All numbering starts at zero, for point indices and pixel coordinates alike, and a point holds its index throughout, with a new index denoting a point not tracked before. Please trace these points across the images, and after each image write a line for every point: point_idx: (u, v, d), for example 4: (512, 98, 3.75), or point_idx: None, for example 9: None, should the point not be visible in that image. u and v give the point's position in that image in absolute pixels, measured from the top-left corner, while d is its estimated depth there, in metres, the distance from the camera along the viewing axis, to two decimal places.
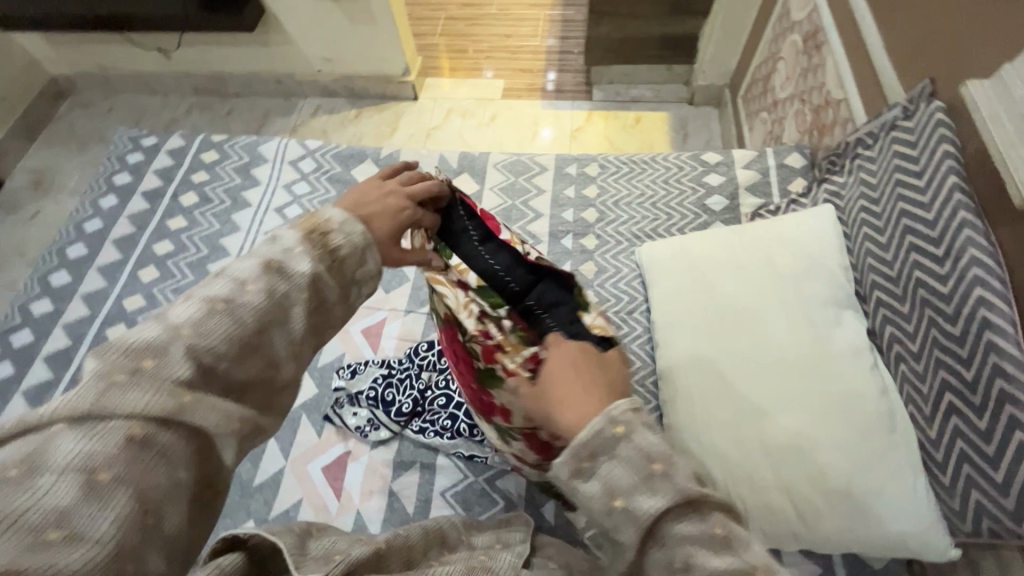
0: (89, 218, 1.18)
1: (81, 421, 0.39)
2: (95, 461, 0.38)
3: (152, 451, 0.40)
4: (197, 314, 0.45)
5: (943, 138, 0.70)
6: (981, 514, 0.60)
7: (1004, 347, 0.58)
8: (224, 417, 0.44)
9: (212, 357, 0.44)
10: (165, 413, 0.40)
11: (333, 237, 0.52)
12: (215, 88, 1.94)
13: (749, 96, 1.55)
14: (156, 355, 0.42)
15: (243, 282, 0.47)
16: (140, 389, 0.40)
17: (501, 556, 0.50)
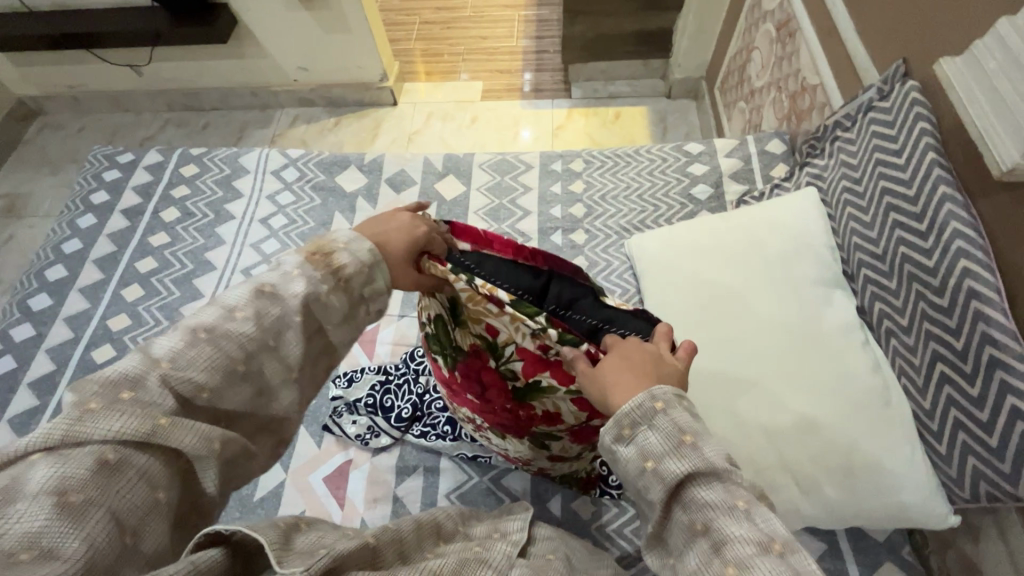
0: (67, 238, 1.15)
1: (55, 448, 0.38)
2: (69, 484, 0.37)
3: (128, 474, 0.39)
4: (179, 347, 0.44)
5: (920, 116, 0.71)
6: (979, 479, 0.61)
7: (991, 315, 0.59)
8: (209, 442, 0.42)
9: (190, 388, 0.43)
10: (139, 434, 0.40)
11: (336, 258, 0.51)
12: (189, 103, 1.91)
13: (726, 87, 1.58)
14: (134, 387, 0.42)
15: (230, 310, 0.47)
16: (113, 414, 0.40)
17: (495, 547, 0.49)
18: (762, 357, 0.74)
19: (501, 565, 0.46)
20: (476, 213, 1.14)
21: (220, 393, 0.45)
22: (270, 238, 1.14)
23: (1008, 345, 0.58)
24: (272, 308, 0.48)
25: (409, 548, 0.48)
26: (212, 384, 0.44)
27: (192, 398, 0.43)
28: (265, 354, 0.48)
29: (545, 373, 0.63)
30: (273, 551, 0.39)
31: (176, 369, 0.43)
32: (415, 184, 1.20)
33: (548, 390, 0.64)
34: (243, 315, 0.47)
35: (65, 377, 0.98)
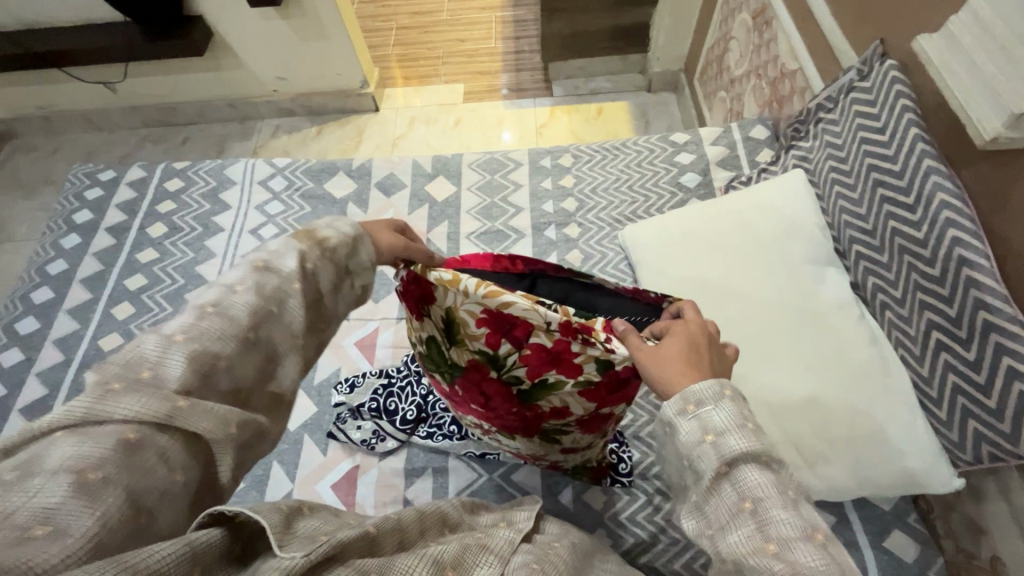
0: (52, 260, 1.13)
1: (79, 423, 0.36)
2: (89, 459, 0.35)
3: (149, 454, 0.37)
4: (190, 320, 0.44)
5: (900, 94, 0.73)
6: (980, 441, 0.63)
7: (983, 281, 0.61)
8: (226, 424, 0.41)
9: (210, 358, 0.42)
10: (160, 415, 0.38)
11: (321, 233, 0.53)
12: (167, 119, 1.89)
13: (705, 78, 1.60)
14: (154, 366, 0.40)
15: (232, 287, 0.47)
16: (136, 393, 0.38)
17: (501, 534, 0.50)
18: (759, 336, 0.76)
19: (502, 551, 0.46)
20: (469, 212, 1.14)
21: (236, 361, 0.44)
22: None
23: (1001, 309, 0.59)
24: (269, 279, 0.48)
25: (411, 537, 0.47)
26: (228, 353, 0.43)
27: (210, 369, 0.42)
28: (271, 320, 0.47)
29: (551, 373, 0.62)
30: (274, 534, 0.38)
31: (195, 339, 0.42)
32: (405, 187, 1.19)
33: (554, 388, 0.64)
34: (244, 286, 0.47)
35: (59, 400, 0.96)
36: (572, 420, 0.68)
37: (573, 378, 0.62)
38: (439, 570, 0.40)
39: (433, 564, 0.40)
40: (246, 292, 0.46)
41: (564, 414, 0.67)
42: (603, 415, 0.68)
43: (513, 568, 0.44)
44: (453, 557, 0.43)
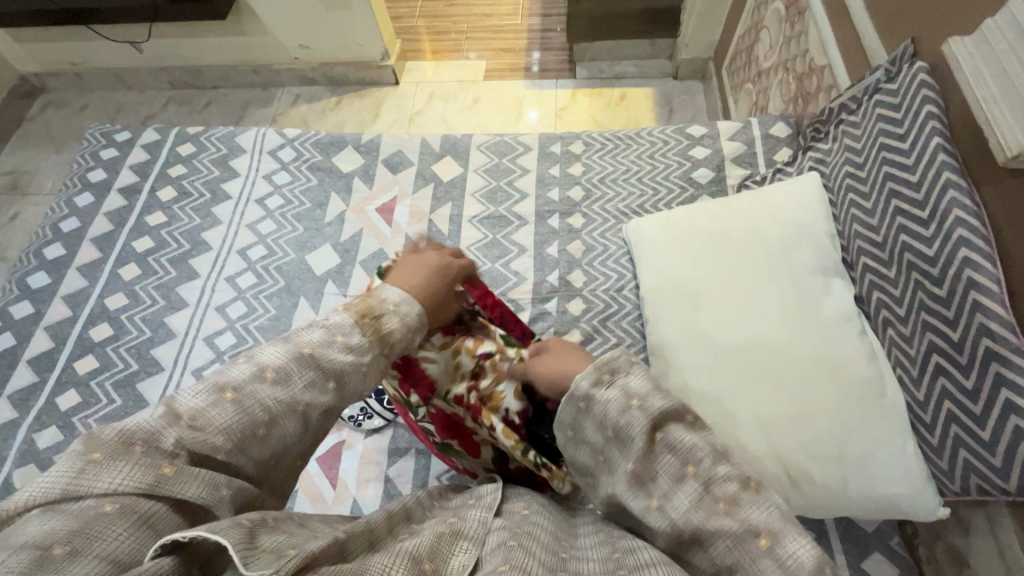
0: (65, 217, 1.15)
1: (58, 504, 0.41)
2: (58, 535, 0.38)
3: (130, 520, 0.41)
4: (203, 405, 0.48)
5: (926, 99, 0.69)
6: (969, 472, 0.60)
7: (991, 307, 0.58)
8: (217, 488, 0.45)
9: (207, 450, 0.46)
10: (142, 484, 0.42)
11: (385, 321, 0.58)
12: (192, 81, 1.90)
13: (734, 68, 1.53)
14: (146, 440, 0.45)
15: (262, 369, 0.51)
16: (118, 465, 0.43)
17: (471, 514, 0.51)
18: (756, 347, 0.73)
19: (477, 534, 0.47)
20: (473, 196, 1.13)
21: (234, 455, 0.48)
22: (267, 219, 1.13)
23: (1006, 338, 0.56)
24: (307, 368, 0.52)
25: (378, 536, 0.47)
26: (225, 447, 0.47)
27: (204, 458, 0.46)
28: (291, 418, 0.50)
29: (454, 440, 0.75)
30: (239, 553, 0.38)
31: (196, 428, 0.47)
32: (412, 165, 1.18)
33: (457, 452, 0.76)
34: (274, 376, 0.51)
35: (65, 355, 0.99)
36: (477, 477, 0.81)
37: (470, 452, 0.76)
38: (415, 567, 0.40)
39: (409, 561, 0.40)
40: (273, 383, 0.50)
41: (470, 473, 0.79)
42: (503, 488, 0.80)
43: (488, 551, 0.45)
44: (428, 548, 0.43)
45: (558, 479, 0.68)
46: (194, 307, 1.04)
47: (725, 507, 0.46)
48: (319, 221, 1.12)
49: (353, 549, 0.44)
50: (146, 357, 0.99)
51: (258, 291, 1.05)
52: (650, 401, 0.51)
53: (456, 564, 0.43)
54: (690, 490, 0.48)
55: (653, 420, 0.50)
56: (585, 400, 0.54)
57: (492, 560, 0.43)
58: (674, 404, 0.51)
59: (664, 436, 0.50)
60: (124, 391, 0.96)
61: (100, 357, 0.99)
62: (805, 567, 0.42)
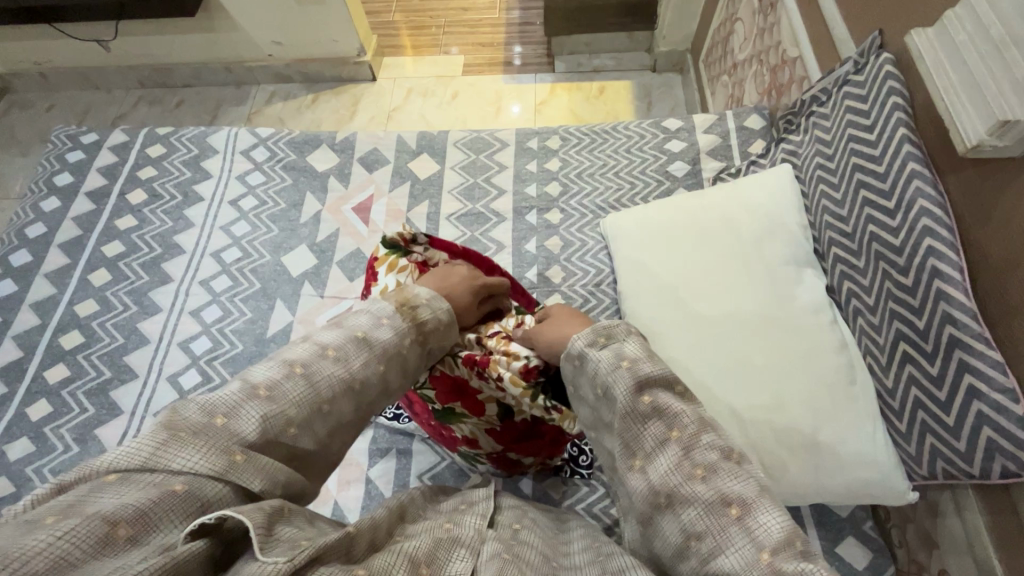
0: (31, 222, 1.12)
1: (130, 475, 0.37)
2: (128, 511, 0.34)
3: (195, 507, 0.37)
4: (277, 376, 0.47)
5: (892, 91, 0.70)
6: (936, 456, 0.62)
7: (953, 295, 0.59)
8: (272, 482, 0.42)
9: (284, 420, 0.45)
10: (215, 469, 0.39)
11: (420, 312, 0.58)
12: (162, 80, 1.86)
13: (710, 60, 1.54)
14: (227, 414, 0.43)
15: (324, 349, 0.51)
16: (197, 443, 0.39)
17: (467, 522, 0.45)
18: (731, 339, 0.74)
19: (473, 542, 0.42)
20: (450, 193, 1.12)
21: (305, 430, 0.46)
22: (240, 220, 1.11)
23: (968, 325, 0.58)
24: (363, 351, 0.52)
25: (381, 536, 0.42)
26: (298, 419, 0.46)
27: (282, 434, 0.44)
28: (348, 395, 0.50)
29: (456, 403, 0.70)
30: (257, 533, 0.35)
31: (275, 400, 0.45)
32: (388, 163, 1.17)
33: (460, 416, 0.71)
34: (337, 355, 0.51)
35: (35, 364, 0.97)
36: (481, 452, 0.78)
37: (475, 414, 0.70)
38: (414, 571, 0.37)
39: (409, 565, 0.37)
40: (336, 360, 0.50)
41: (472, 445, 0.76)
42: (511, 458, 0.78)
43: (485, 561, 0.40)
44: (427, 552, 0.39)
45: (568, 420, 0.66)
46: (168, 312, 1.02)
47: (702, 473, 0.45)
48: (294, 221, 1.11)
49: (359, 550, 0.39)
50: (118, 364, 0.97)
51: (233, 293, 1.03)
52: (639, 364, 0.51)
53: (452, 570, 0.39)
54: (669, 454, 0.47)
55: (640, 382, 0.50)
56: (579, 357, 0.55)
57: (489, 568, 0.39)
58: (664, 370, 0.51)
59: (652, 400, 0.49)
60: (98, 399, 0.94)
61: (71, 365, 0.97)
62: (774, 538, 0.41)
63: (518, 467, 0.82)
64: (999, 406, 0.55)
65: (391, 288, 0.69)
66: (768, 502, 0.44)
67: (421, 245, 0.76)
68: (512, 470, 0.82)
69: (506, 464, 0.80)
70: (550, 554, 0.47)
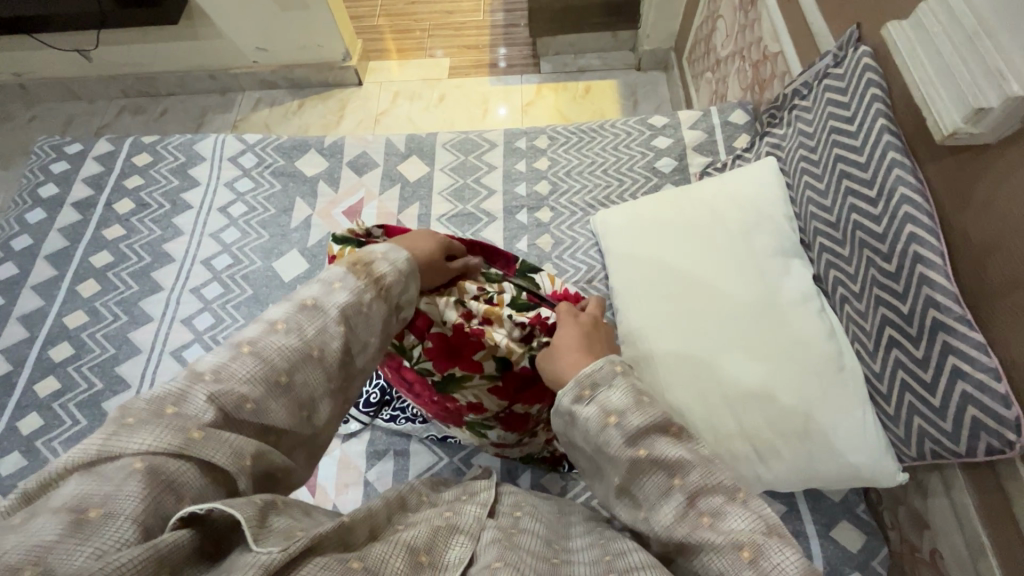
0: (16, 234, 1.11)
1: (91, 468, 0.38)
2: (92, 498, 0.35)
3: (161, 483, 0.38)
4: (223, 360, 0.46)
5: (871, 82, 0.72)
6: (923, 437, 0.63)
7: (935, 278, 0.60)
8: (240, 457, 0.41)
9: (236, 400, 0.44)
10: (172, 447, 0.39)
11: (378, 267, 0.57)
12: (146, 89, 1.84)
13: (694, 58, 1.56)
14: (177, 402, 0.42)
15: (274, 324, 0.50)
16: (149, 428, 0.40)
17: (466, 510, 0.45)
18: (723, 330, 0.75)
19: (473, 529, 0.43)
20: (440, 194, 1.12)
21: (265, 404, 0.45)
22: (229, 227, 1.11)
23: (950, 308, 0.59)
24: (315, 318, 0.51)
25: (380, 523, 0.42)
26: (255, 395, 0.45)
27: (237, 409, 0.43)
28: (309, 363, 0.48)
29: (456, 367, 0.67)
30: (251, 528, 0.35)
31: (221, 380, 0.44)
32: (378, 166, 1.17)
33: (462, 380, 0.68)
34: (285, 327, 0.49)
35: (24, 377, 0.96)
36: (491, 416, 0.72)
37: (477, 373, 0.67)
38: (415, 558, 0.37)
39: (407, 553, 0.38)
40: (285, 332, 0.49)
41: (479, 410, 0.71)
42: (519, 414, 0.72)
43: (484, 547, 0.41)
44: (427, 540, 0.40)
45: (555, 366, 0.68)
46: (159, 320, 1.01)
47: (709, 521, 0.44)
48: (284, 227, 1.11)
49: (357, 538, 0.40)
50: (110, 375, 0.96)
51: (225, 300, 1.03)
52: (626, 417, 0.48)
53: (450, 559, 0.39)
54: (674, 506, 0.46)
55: (631, 436, 0.48)
56: (568, 414, 0.52)
57: (487, 555, 0.39)
58: (653, 417, 0.48)
59: (649, 453, 0.47)
60: (89, 410, 0.93)
61: (62, 377, 0.96)
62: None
63: (529, 427, 0.76)
64: (982, 386, 0.56)
65: None
66: (781, 542, 0.42)
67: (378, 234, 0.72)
68: (524, 431, 0.76)
69: (520, 422, 0.74)
70: (553, 537, 0.47)
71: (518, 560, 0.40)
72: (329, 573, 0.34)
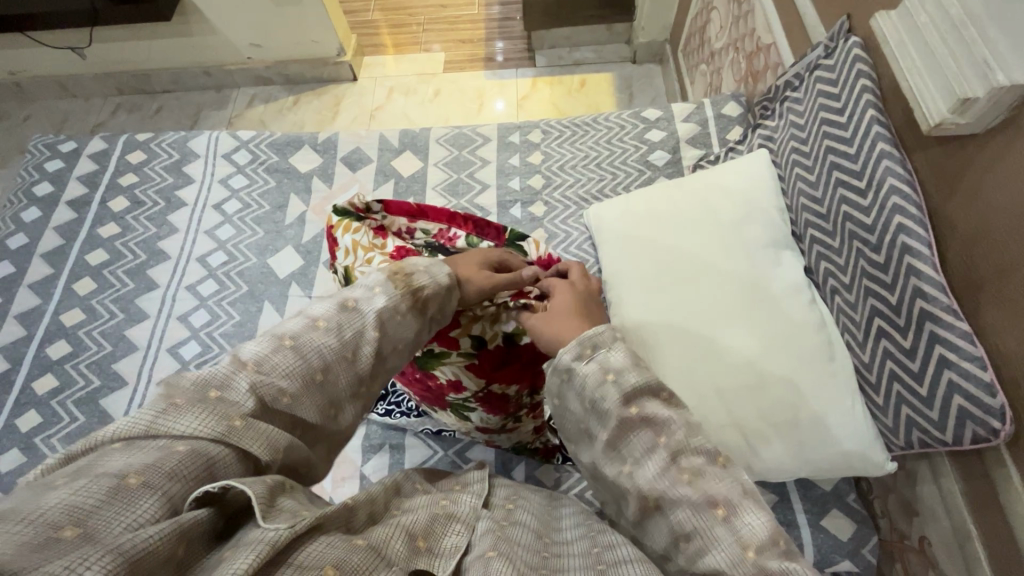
0: (12, 233, 1.11)
1: (135, 440, 0.35)
2: (135, 466, 0.33)
3: (202, 465, 0.35)
4: (265, 351, 0.43)
5: (861, 73, 0.71)
6: (911, 427, 0.63)
7: (922, 269, 0.61)
8: (274, 450, 0.39)
9: (275, 392, 0.41)
10: (213, 432, 0.36)
11: (417, 278, 0.53)
12: (141, 86, 1.84)
13: (688, 50, 1.55)
14: (221, 387, 0.40)
15: (315, 320, 0.47)
16: (196, 410, 0.37)
17: (460, 501, 0.46)
18: (713, 321, 0.75)
19: (467, 518, 0.43)
20: (435, 189, 1.12)
21: (300, 398, 0.43)
22: (224, 224, 1.11)
23: (937, 298, 0.59)
24: (354, 320, 0.48)
25: (379, 508, 0.42)
26: (293, 389, 0.42)
27: (274, 402, 0.41)
28: (342, 363, 0.46)
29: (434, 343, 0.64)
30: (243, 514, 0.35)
31: (263, 372, 0.42)
32: (372, 162, 1.17)
33: (440, 357, 0.66)
34: (326, 326, 0.47)
35: (22, 375, 0.96)
36: (470, 395, 0.71)
37: (455, 350, 0.65)
38: (411, 543, 0.38)
39: (405, 536, 0.38)
40: (325, 330, 0.46)
41: (459, 389, 0.70)
42: (499, 395, 0.71)
43: (477, 535, 0.41)
44: (422, 525, 0.40)
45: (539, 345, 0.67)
46: (155, 318, 1.02)
47: (688, 477, 0.44)
48: (279, 223, 1.11)
49: (358, 521, 0.39)
50: (108, 372, 0.97)
51: (221, 297, 1.04)
52: (624, 376, 0.49)
53: (449, 545, 0.40)
54: (657, 461, 0.46)
55: (626, 394, 0.48)
56: (566, 372, 0.51)
57: (482, 544, 0.40)
58: (649, 377, 0.49)
59: (637, 437, 0.47)
60: (88, 407, 0.93)
61: (60, 374, 0.96)
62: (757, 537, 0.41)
63: (511, 411, 0.75)
64: (968, 374, 0.57)
65: (352, 252, 0.65)
66: (755, 503, 0.43)
67: (377, 211, 0.70)
68: (505, 414, 0.75)
69: (500, 405, 0.72)
70: (544, 530, 0.48)
71: (508, 550, 0.40)
72: (332, 548, 0.34)
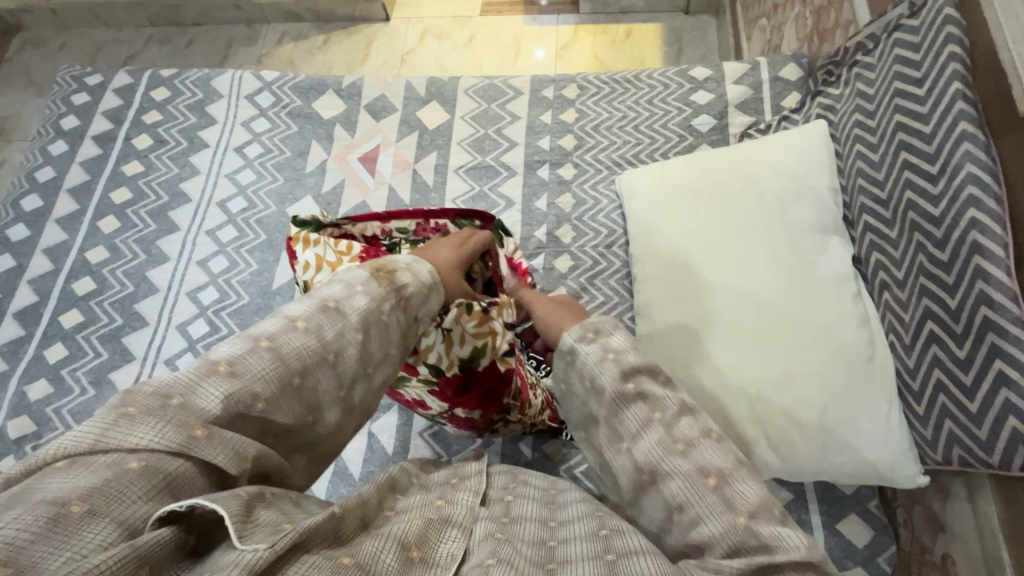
0: (40, 166, 1.11)
1: (80, 457, 0.33)
2: (78, 491, 0.31)
3: (159, 483, 0.33)
4: (238, 352, 0.40)
5: (951, 37, 0.62)
6: (953, 443, 0.58)
7: (993, 273, 0.54)
8: (242, 461, 0.37)
9: (249, 400, 0.38)
10: (172, 443, 0.34)
11: (400, 275, 0.50)
12: (172, 18, 1.79)
13: (749, 1, 1.41)
14: (184, 393, 0.37)
15: (292, 320, 0.44)
16: (151, 420, 0.35)
17: (458, 500, 0.44)
18: (742, 308, 0.70)
19: (465, 520, 0.41)
20: (460, 144, 1.07)
21: (275, 403, 0.40)
22: (246, 168, 1.09)
23: (1006, 308, 0.53)
24: (335, 321, 0.45)
25: (372, 509, 0.40)
26: (267, 393, 0.39)
27: (248, 408, 0.38)
28: (325, 352, 0.43)
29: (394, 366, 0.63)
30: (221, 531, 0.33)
31: (236, 374, 0.39)
32: (396, 111, 1.12)
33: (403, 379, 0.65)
34: (305, 325, 0.43)
35: (50, 309, 0.99)
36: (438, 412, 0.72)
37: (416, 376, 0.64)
38: (404, 556, 0.35)
39: (399, 548, 0.36)
40: (304, 331, 0.43)
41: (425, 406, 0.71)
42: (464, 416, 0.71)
43: (476, 541, 0.38)
44: (418, 534, 0.37)
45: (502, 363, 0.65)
46: (176, 261, 1.02)
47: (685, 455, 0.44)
48: (300, 171, 1.08)
49: (347, 529, 0.37)
50: (130, 312, 0.98)
51: (239, 245, 1.02)
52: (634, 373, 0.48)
53: (443, 553, 0.37)
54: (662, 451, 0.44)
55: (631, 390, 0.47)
56: (585, 375, 0.50)
57: (480, 551, 0.37)
58: None
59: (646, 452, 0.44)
60: (111, 344, 0.95)
61: (85, 311, 0.98)
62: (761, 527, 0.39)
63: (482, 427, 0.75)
64: None
65: (316, 272, 0.60)
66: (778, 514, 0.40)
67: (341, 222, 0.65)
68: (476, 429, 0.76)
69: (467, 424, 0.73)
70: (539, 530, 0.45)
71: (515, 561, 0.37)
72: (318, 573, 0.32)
